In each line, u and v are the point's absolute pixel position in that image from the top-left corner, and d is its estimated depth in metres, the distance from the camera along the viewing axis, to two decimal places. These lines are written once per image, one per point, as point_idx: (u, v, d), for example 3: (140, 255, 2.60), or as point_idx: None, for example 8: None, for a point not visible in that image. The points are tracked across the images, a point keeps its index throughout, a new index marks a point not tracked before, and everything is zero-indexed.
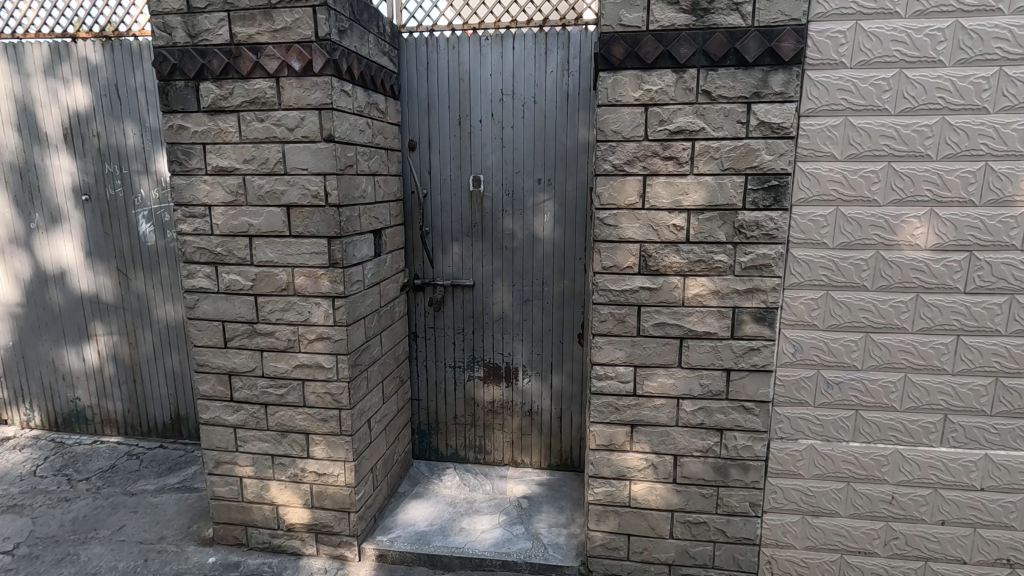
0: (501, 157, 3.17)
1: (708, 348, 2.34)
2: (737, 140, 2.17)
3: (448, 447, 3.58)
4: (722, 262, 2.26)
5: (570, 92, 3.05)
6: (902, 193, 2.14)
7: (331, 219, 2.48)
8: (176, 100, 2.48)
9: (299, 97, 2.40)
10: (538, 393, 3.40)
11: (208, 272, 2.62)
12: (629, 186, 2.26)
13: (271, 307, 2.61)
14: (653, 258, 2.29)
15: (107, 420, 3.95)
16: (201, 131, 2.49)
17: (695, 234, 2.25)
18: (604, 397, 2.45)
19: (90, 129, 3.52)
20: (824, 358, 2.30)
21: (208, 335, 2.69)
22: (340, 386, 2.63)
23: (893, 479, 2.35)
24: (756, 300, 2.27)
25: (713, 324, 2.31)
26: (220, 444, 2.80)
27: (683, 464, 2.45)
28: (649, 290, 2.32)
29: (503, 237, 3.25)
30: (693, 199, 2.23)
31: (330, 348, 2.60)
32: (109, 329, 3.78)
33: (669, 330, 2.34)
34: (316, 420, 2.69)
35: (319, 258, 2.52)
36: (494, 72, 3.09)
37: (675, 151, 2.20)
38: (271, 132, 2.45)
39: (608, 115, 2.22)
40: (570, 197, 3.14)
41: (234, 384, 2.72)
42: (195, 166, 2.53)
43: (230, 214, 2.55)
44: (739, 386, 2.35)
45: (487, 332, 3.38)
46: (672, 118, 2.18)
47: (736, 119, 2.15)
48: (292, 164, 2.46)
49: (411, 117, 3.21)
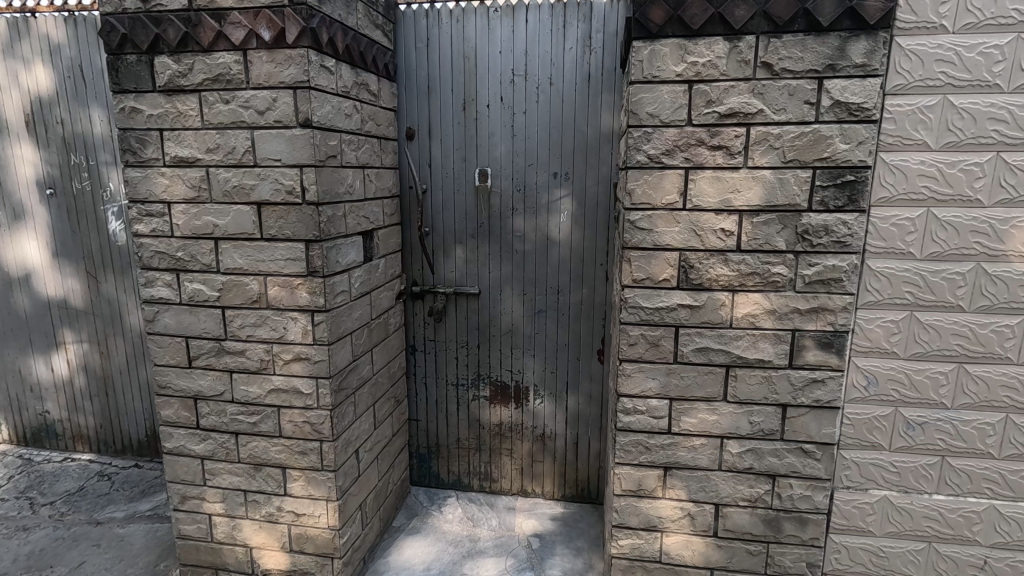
0: (512, 147, 2.76)
1: (760, 379, 1.93)
2: (804, 125, 1.74)
3: (450, 473, 3.20)
4: (782, 275, 1.84)
5: (592, 72, 2.63)
6: (1012, 191, 1.71)
7: (309, 219, 2.09)
8: (128, 77, 2.09)
9: (270, 74, 2.01)
10: (551, 415, 3.00)
11: (168, 279, 2.25)
12: (668, 181, 1.84)
13: (241, 321, 2.23)
14: (695, 270, 1.88)
15: (78, 436, 3.61)
16: (157, 114, 2.11)
17: (748, 241, 1.84)
18: (632, 434, 2.05)
19: (53, 116, 3.15)
20: (904, 392, 1.88)
21: (170, 353, 2.32)
22: (321, 414, 2.25)
23: (986, 541, 1.94)
24: (822, 322, 1.86)
25: (768, 350, 1.90)
26: (186, 477, 2.44)
27: (726, 515, 2.05)
28: (690, 308, 1.91)
29: (514, 240, 2.84)
30: (746, 197, 1.81)
31: (310, 370, 2.22)
32: (79, 337, 3.43)
33: (713, 356, 1.94)
34: (293, 453, 2.31)
35: (296, 266, 2.14)
36: (504, 49, 2.68)
37: (724, 138, 1.79)
38: (239, 116, 2.06)
39: (644, 94, 1.80)
40: (592, 195, 2.73)
41: (201, 410, 2.35)
42: (151, 156, 2.15)
43: (192, 213, 2.17)
44: (797, 424, 1.94)
45: (494, 346, 2.98)
46: (723, 97, 1.77)
47: (803, 99, 1.73)
48: (263, 153, 2.07)
49: (409, 102, 2.81)
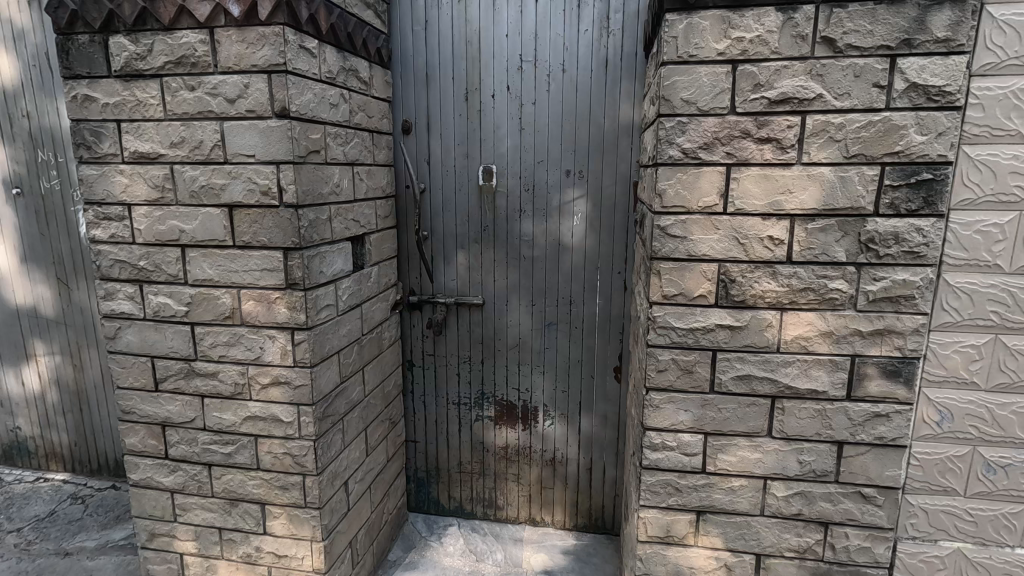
0: (519, 142, 2.48)
1: (812, 412, 1.64)
2: (872, 114, 1.46)
3: (451, 499, 2.93)
4: (841, 291, 1.56)
5: (609, 57, 2.34)
6: None
7: (288, 223, 1.82)
8: (80, 61, 1.82)
9: (240, 55, 1.73)
10: (562, 438, 2.72)
11: (130, 292, 1.98)
12: (706, 181, 1.56)
13: (212, 340, 1.96)
14: (737, 284, 1.60)
15: (52, 454, 3.36)
16: (113, 103, 1.84)
17: (802, 251, 1.55)
18: (660, 473, 1.77)
19: (18, 108, 2.89)
20: (984, 429, 1.60)
21: (134, 374, 2.05)
22: (304, 446, 1.98)
23: None
24: (888, 347, 1.57)
25: (822, 379, 1.62)
26: (154, 512, 2.17)
27: (769, 567, 1.77)
28: (730, 329, 1.63)
29: (521, 244, 2.56)
30: (800, 199, 1.52)
31: (290, 396, 1.95)
32: (50, 349, 3.17)
33: (756, 385, 1.66)
34: (273, 488, 2.04)
35: (273, 278, 1.86)
36: (512, 31, 2.39)
37: (774, 129, 1.50)
38: (205, 105, 1.78)
39: (678, 77, 1.52)
40: (608, 195, 2.45)
41: (169, 439, 2.08)
42: (108, 151, 1.88)
43: (155, 216, 1.90)
44: (855, 465, 1.66)
45: (500, 362, 2.71)
46: (774, 80, 1.48)
47: (871, 81, 1.44)
48: (234, 148, 1.80)
49: (405, 92, 2.53)
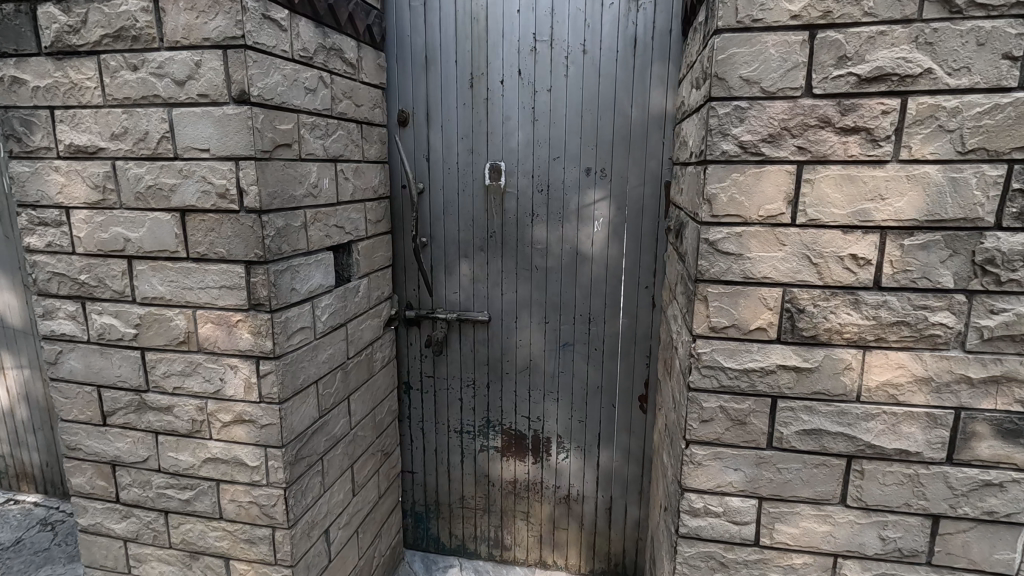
0: (532, 136, 2.14)
1: (900, 478, 1.29)
2: (999, 94, 1.10)
3: (453, 537, 2.61)
4: (947, 327, 1.20)
5: (638, 35, 1.99)
6: None
7: (250, 232, 1.50)
8: (6, 35, 1.53)
9: (189, 26, 1.41)
10: (577, 473, 2.39)
11: (71, 310, 1.68)
12: (770, 183, 1.21)
13: (165, 369, 1.65)
14: (807, 315, 1.25)
15: (23, 475, 3.10)
16: (45, 87, 1.54)
17: (895, 274, 1.20)
18: (702, 545, 1.43)
19: None
20: None
21: (79, 406, 1.76)
22: (273, 494, 1.67)
23: None
24: (1004, 399, 1.22)
25: (915, 437, 1.26)
26: (106, 562, 1.88)
27: None
28: (796, 372, 1.28)
29: (532, 253, 2.23)
30: (895, 207, 1.17)
31: (255, 437, 1.63)
32: (18, 362, 2.92)
33: (829, 442, 1.30)
34: (238, 542, 1.73)
35: (233, 297, 1.55)
36: (524, 6, 2.05)
37: (864, 115, 1.15)
38: (151, 88, 1.47)
39: (736, 49, 1.17)
40: (634, 197, 2.10)
41: (120, 480, 1.78)
42: (41, 145, 1.58)
43: (96, 222, 1.59)
44: (954, 545, 1.30)
45: (507, 387, 2.38)
46: (866, 51, 1.12)
47: (1001, 51, 1.08)
48: (185, 141, 1.48)
49: (401, 79, 2.20)
